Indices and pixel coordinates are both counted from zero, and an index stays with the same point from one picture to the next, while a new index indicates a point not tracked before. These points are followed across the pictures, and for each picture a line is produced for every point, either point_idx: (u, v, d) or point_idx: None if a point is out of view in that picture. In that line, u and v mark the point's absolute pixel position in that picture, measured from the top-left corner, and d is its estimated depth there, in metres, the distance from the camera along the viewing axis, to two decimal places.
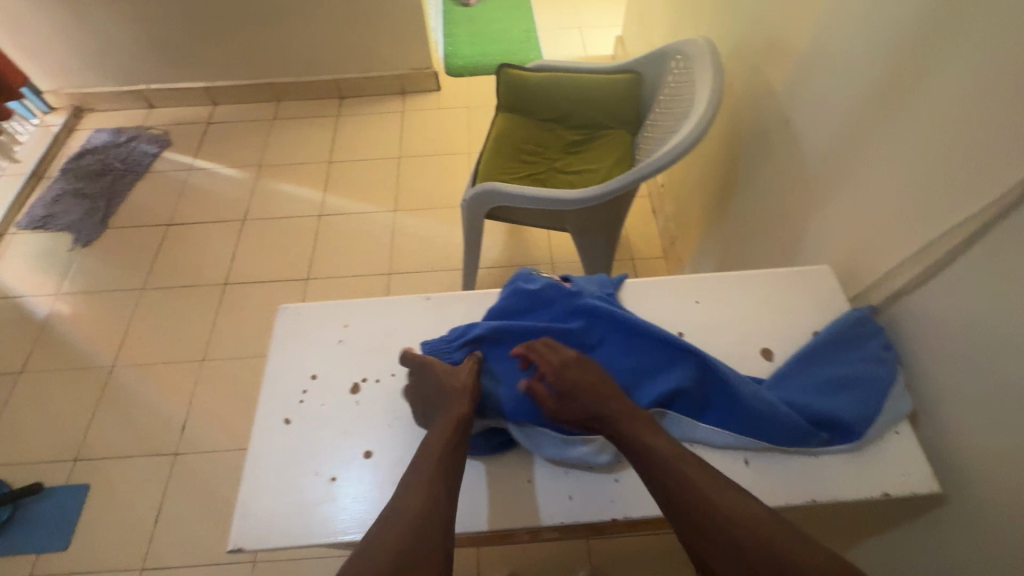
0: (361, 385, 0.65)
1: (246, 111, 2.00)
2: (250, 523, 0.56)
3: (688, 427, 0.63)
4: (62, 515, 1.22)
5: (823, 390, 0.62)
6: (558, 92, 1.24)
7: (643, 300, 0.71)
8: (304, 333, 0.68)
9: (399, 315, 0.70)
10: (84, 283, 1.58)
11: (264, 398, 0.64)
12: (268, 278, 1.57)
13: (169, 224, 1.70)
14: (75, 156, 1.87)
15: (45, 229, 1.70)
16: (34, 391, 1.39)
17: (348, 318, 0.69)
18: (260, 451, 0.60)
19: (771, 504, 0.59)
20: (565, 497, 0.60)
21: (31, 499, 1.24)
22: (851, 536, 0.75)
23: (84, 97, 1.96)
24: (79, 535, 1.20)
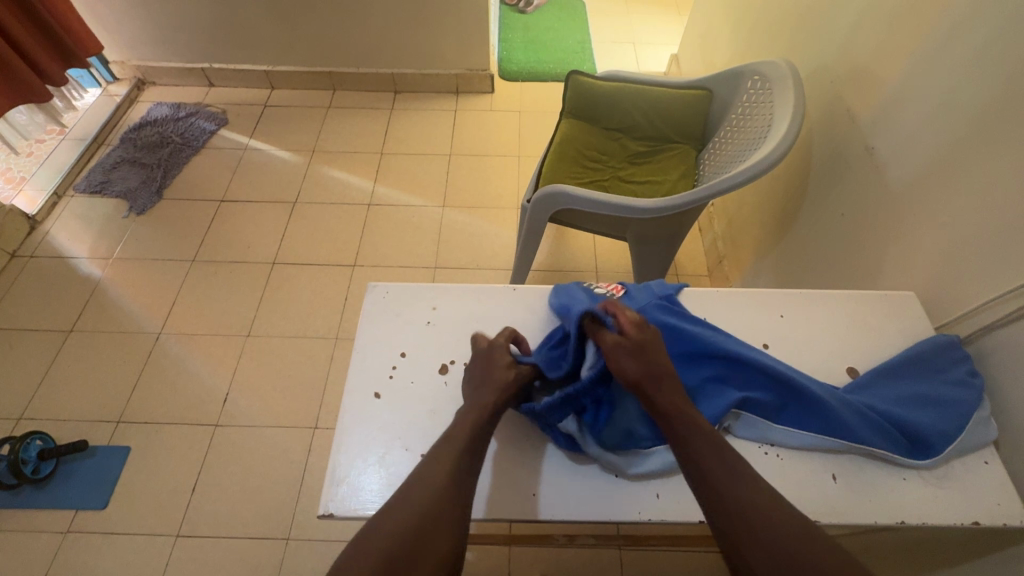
0: (449, 367, 0.70)
1: (303, 97, 2.04)
2: (343, 489, 0.60)
3: (763, 428, 0.64)
4: (103, 475, 1.24)
5: (904, 403, 0.65)
6: (627, 103, 1.25)
7: (729, 312, 0.75)
8: (397, 316, 0.74)
9: (484, 304, 0.76)
10: (136, 250, 1.62)
11: (359, 373, 0.69)
12: (315, 260, 1.60)
13: (222, 200, 1.74)
14: (135, 126, 1.91)
15: (102, 194, 1.74)
16: (83, 351, 1.42)
17: (436, 301, 0.76)
18: (353, 423, 0.65)
19: (858, 522, 0.61)
20: (653, 494, 0.63)
21: (73, 456, 1.26)
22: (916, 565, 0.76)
23: (148, 70, 2.01)
24: (118, 496, 1.22)
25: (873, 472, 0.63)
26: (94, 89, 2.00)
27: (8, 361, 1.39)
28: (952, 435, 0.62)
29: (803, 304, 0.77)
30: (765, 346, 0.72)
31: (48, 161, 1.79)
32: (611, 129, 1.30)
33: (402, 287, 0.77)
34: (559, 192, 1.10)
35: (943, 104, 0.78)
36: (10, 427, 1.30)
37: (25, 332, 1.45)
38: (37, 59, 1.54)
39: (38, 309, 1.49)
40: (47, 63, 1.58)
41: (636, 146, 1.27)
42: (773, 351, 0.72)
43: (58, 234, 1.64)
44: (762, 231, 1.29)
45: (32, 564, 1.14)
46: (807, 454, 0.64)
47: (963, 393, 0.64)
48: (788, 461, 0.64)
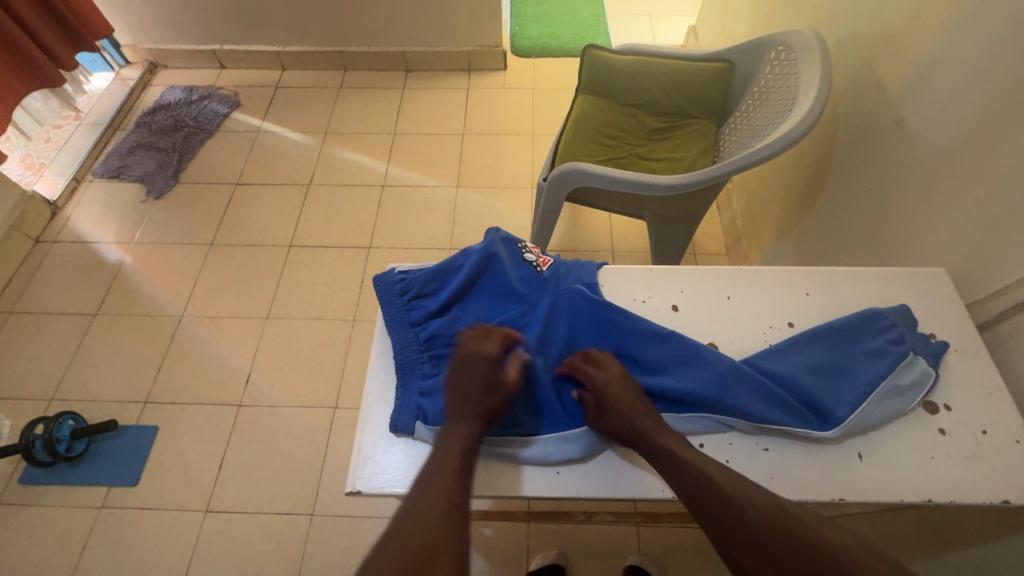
0: None
1: (314, 78, 2.02)
2: (369, 467, 0.60)
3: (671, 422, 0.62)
4: (132, 453, 1.28)
5: (817, 372, 0.63)
6: (646, 75, 1.22)
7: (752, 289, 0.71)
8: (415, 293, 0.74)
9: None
10: (155, 234, 1.64)
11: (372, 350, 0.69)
12: (331, 243, 1.60)
13: (237, 183, 1.75)
14: (150, 110, 1.91)
15: (119, 178, 1.75)
16: (109, 334, 1.45)
17: None
18: (375, 400, 0.64)
19: (883, 501, 0.58)
20: None
21: (104, 436, 1.30)
22: (940, 544, 0.75)
23: (160, 54, 2.01)
24: (147, 473, 1.26)
25: (897, 447, 0.60)
26: (106, 73, 2.01)
27: (37, 344, 1.43)
28: (854, 404, 0.60)
29: (831, 276, 0.73)
30: (789, 325, 0.69)
31: (65, 146, 1.81)
32: (628, 103, 1.27)
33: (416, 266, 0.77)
34: (566, 170, 1.10)
35: (980, 74, 0.74)
36: (43, 407, 1.34)
37: (53, 315, 1.48)
38: (45, 41, 1.52)
39: (63, 293, 1.52)
40: (55, 45, 1.56)
41: (654, 121, 1.24)
42: (797, 330, 0.68)
43: (79, 220, 1.66)
44: (783, 209, 1.26)
45: (71, 539, 1.18)
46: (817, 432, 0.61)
47: (868, 361, 0.62)
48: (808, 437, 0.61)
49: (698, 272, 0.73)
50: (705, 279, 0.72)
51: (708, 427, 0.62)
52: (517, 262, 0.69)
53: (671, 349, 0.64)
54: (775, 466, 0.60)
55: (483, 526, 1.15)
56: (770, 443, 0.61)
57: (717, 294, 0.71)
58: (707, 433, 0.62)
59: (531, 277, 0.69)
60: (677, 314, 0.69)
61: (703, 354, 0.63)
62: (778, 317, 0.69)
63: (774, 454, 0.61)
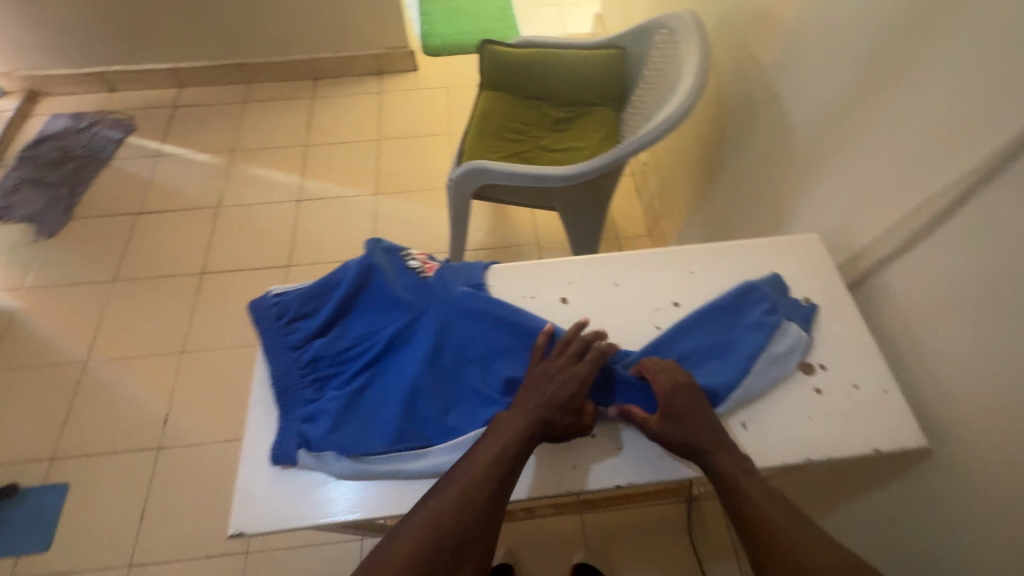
0: None
1: (216, 94, 1.92)
2: (254, 502, 0.58)
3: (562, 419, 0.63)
4: (41, 516, 1.18)
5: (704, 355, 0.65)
6: (543, 68, 1.23)
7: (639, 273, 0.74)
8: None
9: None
10: (50, 275, 1.51)
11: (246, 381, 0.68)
12: (247, 265, 1.53)
13: (140, 212, 1.64)
14: (33, 142, 1.77)
15: (3, 220, 1.61)
16: (4, 390, 1.34)
17: None
18: (253, 438, 0.63)
19: (767, 466, 0.60)
20: (569, 466, 0.61)
21: (7, 501, 1.19)
22: (845, 493, 0.79)
23: (39, 80, 1.86)
24: (60, 535, 1.17)
25: (779, 413, 0.62)
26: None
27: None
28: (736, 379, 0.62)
29: (710, 253, 0.76)
30: (675, 305, 0.71)
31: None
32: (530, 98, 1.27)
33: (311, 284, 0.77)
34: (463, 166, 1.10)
35: (835, 44, 0.78)
36: None
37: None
38: None
39: None
40: None
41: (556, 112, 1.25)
42: (682, 309, 0.71)
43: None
44: (690, 187, 1.30)
45: None
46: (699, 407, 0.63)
47: (748, 334, 0.65)
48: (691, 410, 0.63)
49: (581, 262, 0.76)
50: (589, 269, 0.74)
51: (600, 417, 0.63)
52: (398, 273, 0.72)
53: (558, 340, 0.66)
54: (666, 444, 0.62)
55: None
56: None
57: (599, 281, 0.73)
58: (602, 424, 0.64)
59: (410, 286, 0.71)
60: (564, 307, 0.71)
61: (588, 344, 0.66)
62: (659, 297, 0.72)
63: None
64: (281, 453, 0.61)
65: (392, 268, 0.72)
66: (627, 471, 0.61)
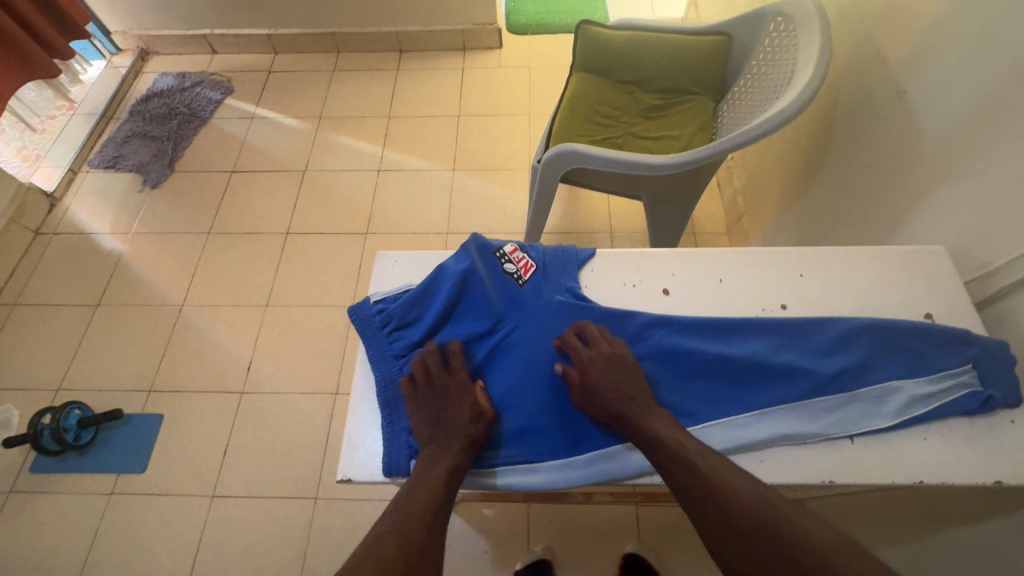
0: (667, 293, 0.82)
1: (537, 76, 2.29)
2: (357, 455, 0.72)
3: (879, 397, 0.72)
4: (334, 346, 1.69)
5: (930, 409, 0.71)
6: (829, 133, 1.25)
7: (946, 351, 0.73)
8: (405, 277, 0.84)
9: (635, 257, 0.84)
10: (384, 182, 2.02)
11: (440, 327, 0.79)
12: (517, 229, 1.89)
13: (455, 168, 2.04)
14: (401, 79, 2.32)
15: (369, 130, 2.17)
16: (334, 252, 1.87)
17: (671, 267, 0.83)
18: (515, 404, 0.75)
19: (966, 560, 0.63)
20: (757, 458, 0.70)
21: (318, 327, 1.72)
22: None
23: (417, 36, 2.35)
24: (343, 365, 1.65)
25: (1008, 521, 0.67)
26: (101, 61, 2.38)
27: (284, 256, 1.86)
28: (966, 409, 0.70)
29: (951, 315, 0.78)
30: (918, 390, 0.72)
31: (60, 139, 2.16)
32: (811, 156, 1.34)
33: (614, 263, 0.84)
34: (687, 158, 1.16)
35: None
36: (268, 298, 1.78)
37: (296, 236, 1.91)
38: (46, 35, 1.84)
39: (310, 212, 1.96)
40: (55, 39, 1.88)
41: (828, 167, 1.26)
42: (923, 395, 0.71)
43: (326, 168, 2.07)
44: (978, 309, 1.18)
45: (285, 403, 1.61)
46: (835, 406, 0.71)
47: (946, 397, 0.71)
48: (830, 414, 0.71)
49: (812, 260, 0.83)
50: (816, 279, 0.81)
51: (836, 451, 0.70)
52: (679, 279, 0.83)
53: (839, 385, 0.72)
54: (856, 456, 0.70)
55: (486, 508, 1.41)
56: (858, 436, 0.71)
57: (829, 297, 0.79)
58: (820, 457, 0.70)
59: (690, 291, 0.81)
60: (783, 311, 0.79)
61: (855, 391, 0.72)
62: (897, 340, 0.74)
63: (857, 448, 0.70)
64: (540, 423, 0.73)
65: (674, 267, 0.84)
66: (814, 466, 0.69)
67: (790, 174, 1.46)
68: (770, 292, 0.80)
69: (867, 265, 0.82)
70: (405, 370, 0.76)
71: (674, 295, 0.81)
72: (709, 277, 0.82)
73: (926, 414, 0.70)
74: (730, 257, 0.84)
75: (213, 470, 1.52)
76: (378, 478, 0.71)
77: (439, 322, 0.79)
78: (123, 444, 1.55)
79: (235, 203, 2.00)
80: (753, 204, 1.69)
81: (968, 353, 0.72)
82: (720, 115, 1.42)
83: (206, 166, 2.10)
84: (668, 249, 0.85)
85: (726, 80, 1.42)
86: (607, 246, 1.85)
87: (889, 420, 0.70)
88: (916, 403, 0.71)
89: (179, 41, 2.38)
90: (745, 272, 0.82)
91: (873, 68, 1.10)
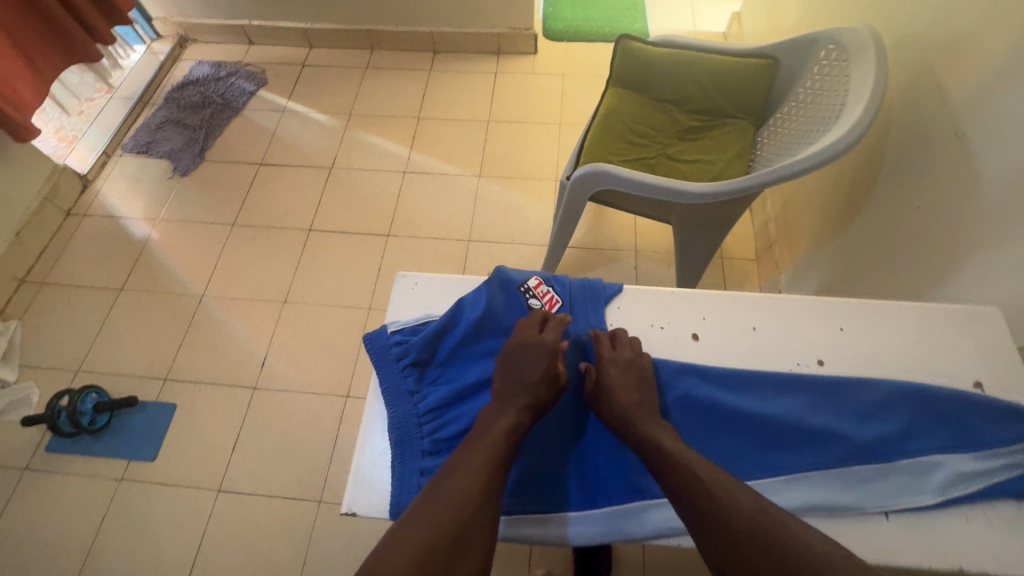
0: (696, 337, 0.78)
1: (570, 85, 2.25)
2: (365, 490, 0.69)
3: (920, 469, 0.67)
4: (349, 347, 1.68)
5: (976, 486, 0.66)
6: (876, 168, 1.19)
7: (994, 425, 0.68)
8: (423, 307, 0.81)
9: (664, 296, 0.81)
10: (410, 184, 2.01)
11: (458, 364, 0.76)
12: (539, 242, 1.86)
13: (481, 175, 2.02)
14: (433, 80, 2.30)
15: (397, 131, 2.15)
16: (355, 252, 1.86)
17: (703, 310, 0.80)
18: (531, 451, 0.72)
19: None
20: None
21: (334, 327, 1.72)
22: None
23: (451, 38, 2.33)
24: (356, 367, 1.65)
25: None
26: (141, 46, 2.41)
27: (305, 253, 1.86)
28: (1016, 489, 0.65)
29: (1004, 385, 0.72)
30: (965, 465, 0.66)
31: (96, 122, 2.20)
32: (853, 190, 1.28)
33: (635, 304, 0.81)
34: (724, 188, 1.11)
35: None
36: (287, 295, 1.78)
37: (319, 234, 1.91)
38: (90, 21, 1.86)
39: (334, 210, 1.96)
40: (100, 25, 1.90)
41: (872, 205, 1.20)
42: (969, 471, 0.66)
43: (352, 166, 2.06)
44: None
45: (297, 402, 1.60)
46: (872, 477, 0.67)
47: (995, 475, 0.66)
48: (864, 485, 0.67)
49: (855, 312, 0.78)
50: (858, 335, 0.76)
51: (871, 529, 0.65)
52: (708, 326, 0.78)
53: (876, 455, 0.68)
54: (892, 534, 0.65)
55: None
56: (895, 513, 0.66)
57: (870, 355, 0.75)
58: (852, 532, 0.65)
59: (719, 339, 0.77)
60: (820, 367, 0.75)
61: (894, 461, 0.67)
62: (942, 409, 0.69)
63: (892, 525, 0.65)
64: (555, 474, 0.71)
65: (705, 311, 0.80)
66: (845, 541, 0.65)
67: (829, 206, 1.40)
68: (807, 345, 0.76)
69: (914, 323, 0.77)
70: (419, 408, 0.72)
71: (704, 341, 0.77)
72: (742, 323, 0.78)
73: (972, 491, 0.65)
74: (767, 303, 0.80)
75: (221, 464, 1.52)
76: (385, 516, 0.68)
77: (459, 356, 0.76)
78: (136, 431, 1.56)
79: (262, 196, 2.00)
80: (786, 233, 1.63)
81: (1019, 428, 0.67)
82: (760, 142, 1.37)
83: (235, 157, 2.11)
84: (698, 291, 0.81)
85: (768, 105, 1.36)
86: (631, 265, 1.80)
87: (931, 496, 0.65)
88: (960, 479, 0.66)
89: (217, 30, 2.40)
90: (781, 321, 0.78)
91: (930, 106, 1.04)
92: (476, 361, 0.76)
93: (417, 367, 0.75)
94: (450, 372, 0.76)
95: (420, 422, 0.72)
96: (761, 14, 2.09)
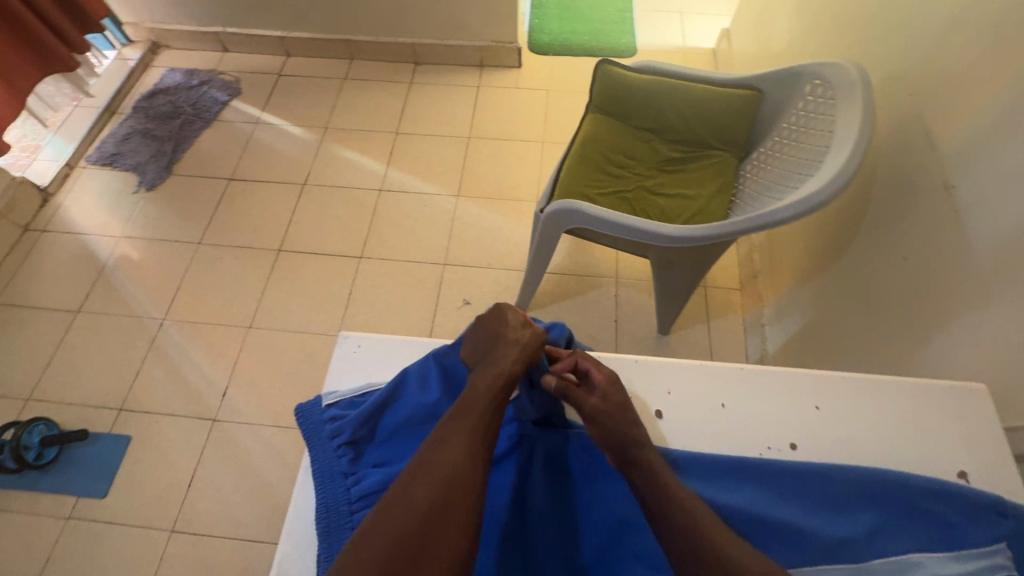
0: (662, 415, 0.75)
1: (553, 101, 2.18)
2: None
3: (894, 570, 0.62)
4: (316, 377, 1.61)
5: None
6: (861, 209, 1.14)
7: (973, 520, 0.63)
8: (365, 375, 0.77)
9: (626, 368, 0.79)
10: (385, 203, 1.94)
11: (397, 443, 0.71)
12: (518, 267, 1.79)
13: (459, 194, 1.95)
14: (412, 93, 2.23)
15: (374, 146, 2.08)
16: (325, 274, 1.79)
17: (670, 383, 0.77)
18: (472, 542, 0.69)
19: None
20: None
21: (301, 355, 1.65)
22: None
23: (432, 50, 2.26)
24: None
25: None
26: (111, 52, 2.32)
27: (273, 275, 1.79)
28: None
29: (985, 474, 0.69)
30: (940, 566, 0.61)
31: (61, 129, 2.11)
32: (837, 231, 1.23)
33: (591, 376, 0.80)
34: (701, 233, 1.06)
35: None
36: (253, 319, 1.71)
37: (288, 254, 1.83)
38: (66, 32, 1.78)
39: (305, 229, 1.88)
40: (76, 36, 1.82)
41: (856, 250, 1.15)
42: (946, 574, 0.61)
43: (326, 183, 1.99)
44: None
45: (260, 434, 1.53)
46: None
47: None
48: None
49: (831, 389, 0.75)
50: (832, 416, 0.73)
51: None
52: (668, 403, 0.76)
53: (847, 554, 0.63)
54: None
55: None
56: None
57: (845, 438, 0.72)
58: None
59: (682, 419, 0.74)
60: (792, 452, 0.71)
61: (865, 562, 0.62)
62: (917, 502, 0.65)
63: None
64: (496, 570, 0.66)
65: (671, 385, 0.77)
66: None
67: (813, 242, 1.35)
68: (778, 426, 0.73)
69: (891, 402, 0.74)
70: (352, 492, 0.67)
71: (669, 418, 0.74)
72: (709, 400, 0.75)
73: None
74: (737, 377, 0.77)
75: (177, 501, 1.45)
76: None
77: (401, 435, 0.72)
78: (88, 464, 1.49)
79: (231, 212, 1.93)
80: (771, 264, 1.58)
81: (998, 522, 0.62)
82: (742, 176, 1.32)
83: (205, 170, 2.03)
84: (659, 361, 0.79)
85: (751, 136, 1.30)
86: (612, 292, 1.74)
87: None
88: None
89: (190, 37, 2.31)
90: (750, 399, 0.75)
91: (918, 152, 0.99)
92: (416, 440, 0.72)
93: (353, 446, 0.71)
94: (388, 452, 0.71)
95: (352, 510, 0.66)
96: (749, 33, 2.03)
